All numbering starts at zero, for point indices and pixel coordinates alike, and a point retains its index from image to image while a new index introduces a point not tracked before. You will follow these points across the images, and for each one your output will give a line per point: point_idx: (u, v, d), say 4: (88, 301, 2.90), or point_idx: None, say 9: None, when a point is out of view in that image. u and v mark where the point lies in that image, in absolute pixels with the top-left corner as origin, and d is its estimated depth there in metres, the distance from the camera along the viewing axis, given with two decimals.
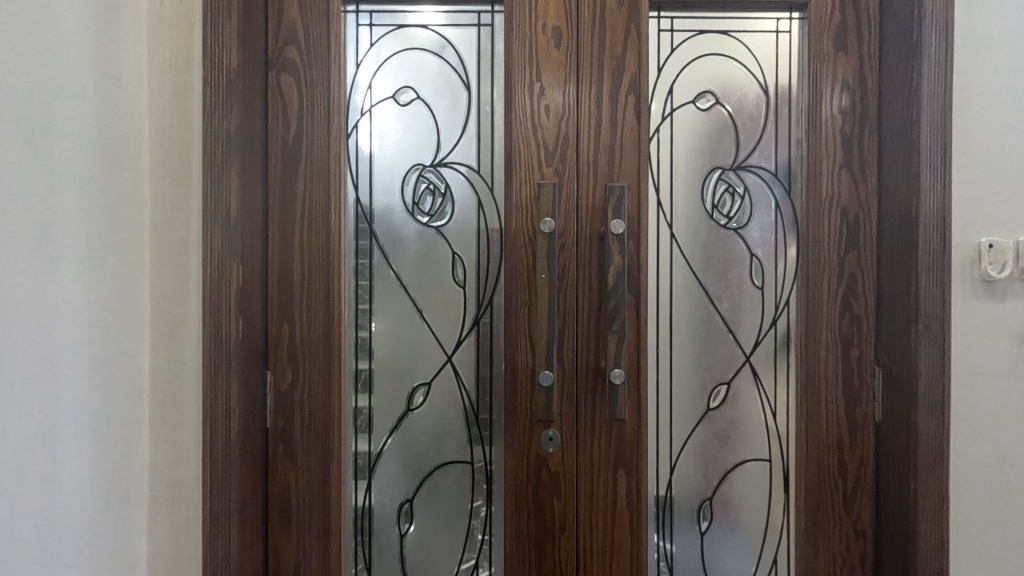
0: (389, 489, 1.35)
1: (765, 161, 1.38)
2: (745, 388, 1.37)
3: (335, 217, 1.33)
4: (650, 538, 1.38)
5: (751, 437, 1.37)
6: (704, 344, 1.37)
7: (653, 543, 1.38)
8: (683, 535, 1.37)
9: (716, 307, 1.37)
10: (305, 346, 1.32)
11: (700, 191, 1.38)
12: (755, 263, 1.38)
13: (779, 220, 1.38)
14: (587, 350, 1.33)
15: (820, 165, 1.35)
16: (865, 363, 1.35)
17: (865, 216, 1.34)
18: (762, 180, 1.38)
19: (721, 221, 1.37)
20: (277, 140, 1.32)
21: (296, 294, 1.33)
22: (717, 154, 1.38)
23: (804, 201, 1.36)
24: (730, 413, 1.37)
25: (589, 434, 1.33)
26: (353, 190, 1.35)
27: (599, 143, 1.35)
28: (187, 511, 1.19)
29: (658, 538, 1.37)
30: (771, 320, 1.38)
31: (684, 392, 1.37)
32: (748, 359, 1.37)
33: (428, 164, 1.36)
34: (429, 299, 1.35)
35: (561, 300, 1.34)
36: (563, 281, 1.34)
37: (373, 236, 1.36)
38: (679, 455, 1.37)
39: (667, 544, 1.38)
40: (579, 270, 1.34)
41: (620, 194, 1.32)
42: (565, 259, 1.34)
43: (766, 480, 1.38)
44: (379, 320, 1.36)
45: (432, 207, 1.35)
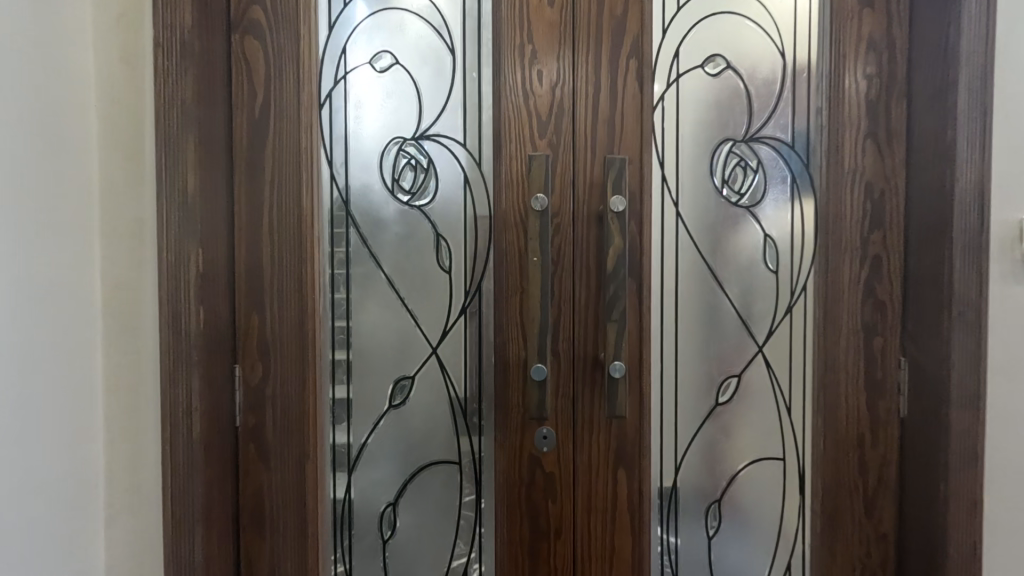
0: (370, 492, 1.25)
1: (781, 131, 1.25)
2: (757, 381, 1.26)
3: (308, 196, 1.20)
4: (654, 530, 1.26)
5: (763, 434, 1.27)
6: (713, 333, 1.26)
7: (657, 535, 1.26)
8: (688, 529, 1.27)
9: (725, 293, 1.26)
10: (276, 338, 1.21)
11: (709, 165, 1.25)
12: (769, 245, 1.26)
13: (796, 197, 1.25)
14: (585, 341, 1.22)
15: (842, 135, 1.22)
16: (889, 352, 1.23)
17: (892, 191, 1.22)
18: (777, 152, 1.25)
19: (732, 198, 1.25)
20: (241, 112, 1.20)
21: (266, 281, 1.21)
22: (728, 124, 1.25)
23: (823, 175, 1.23)
24: (740, 409, 1.26)
25: (586, 432, 1.23)
26: (327, 166, 1.23)
27: (598, 113, 1.22)
28: (147, 517, 1.09)
29: (662, 531, 1.26)
30: (787, 307, 1.26)
31: (691, 386, 1.26)
32: (761, 349, 1.26)
33: (409, 137, 1.23)
34: (413, 285, 1.24)
35: (556, 286, 1.22)
36: (558, 265, 1.22)
37: (350, 217, 1.24)
38: (685, 454, 1.26)
39: (672, 537, 1.26)
40: (576, 253, 1.22)
41: (619, 168, 1.21)
42: (560, 241, 1.22)
43: (779, 481, 1.27)
44: (358, 309, 1.25)
45: (415, 185, 1.23)
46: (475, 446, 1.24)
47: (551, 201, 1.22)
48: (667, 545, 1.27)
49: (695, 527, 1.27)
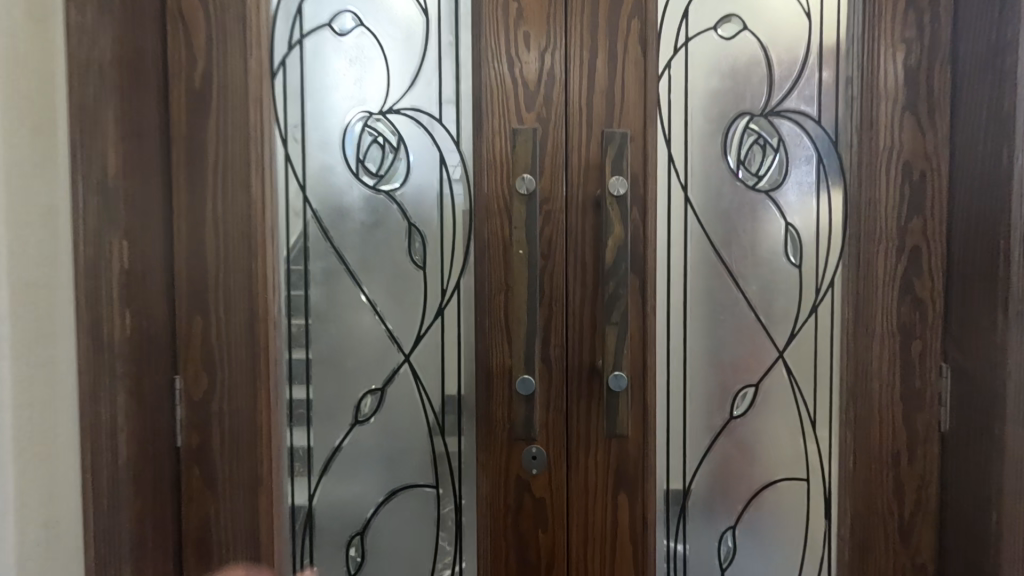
0: (335, 520, 1.09)
1: (805, 104, 1.08)
2: (777, 391, 1.10)
3: (257, 180, 1.04)
4: (660, 544, 1.11)
5: (783, 452, 1.11)
6: (726, 337, 1.10)
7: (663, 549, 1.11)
8: (699, 541, 1.11)
9: (740, 290, 1.10)
10: (223, 345, 1.05)
11: (723, 143, 1.09)
12: (791, 235, 1.09)
13: (822, 180, 1.09)
14: (580, 347, 1.06)
15: (876, 108, 1.06)
16: (930, 358, 1.07)
17: (934, 172, 1.05)
18: (800, 128, 1.09)
19: (749, 182, 1.09)
20: (178, 83, 1.03)
21: (210, 280, 1.05)
22: (744, 96, 1.08)
23: (854, 154, 1.07)
24: (757, 422, 1.11)
25: (582, 451, 1.07)
26: (281, 146, 1.06)
27: (595, 82, 1.05)
28: (64, 558, 0.93)
29: (668, 541, 1.11)
30: (811, 306, 1.09)
31: (701, 397, 1.10)
32: (782, 355, 1.10)
33: (375, 112, 1.07)
34: (381, 283, 1.08)
35: (546, 284, 1.06)
36: (548, 260, 1.06)
37: (309, 205, 1.07)
38: (694, 474, 1.11)
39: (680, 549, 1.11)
40: (569, 246, 1.05)
41: (620, 144, 1.04)
42: (551, 231, 1.05)
43: (802, 505, 1.12)
44: (319, 310, 1.09)
45: (382, 167, 1.07)
46: (454, 467, 1.08)
47: (541, 184, 1.05)
48: (675, 558, 1.11)
49: (708, 537, 1.12)
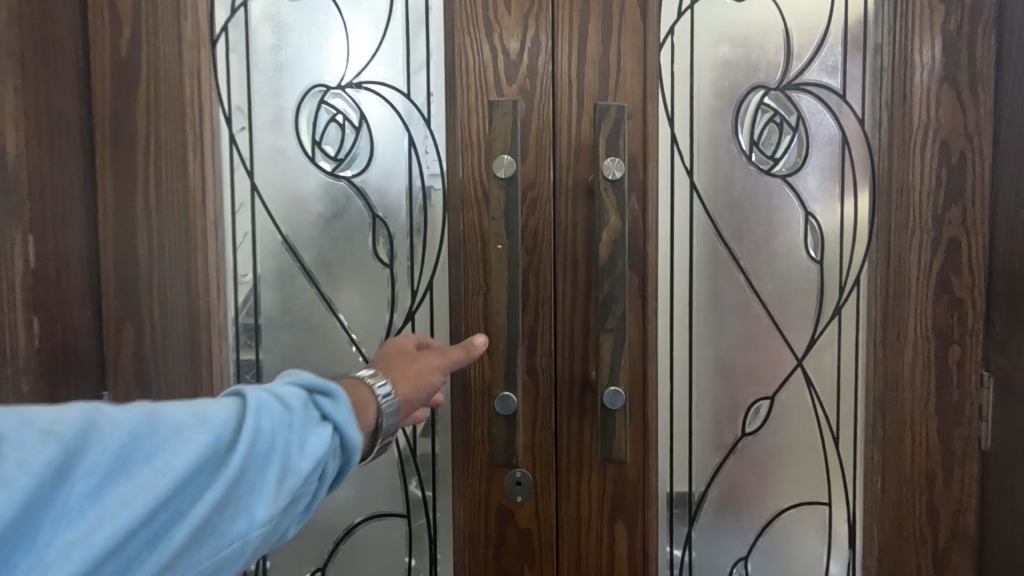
0: (292, 554, 0.96)
1: (828, 75, 0.94)
2: (794, 403, 0.97)
3: (194, 165, 0.90)
4: None
5: (801, 472, 0.98)
6: (736, 343, 0.97)
7: None
8: (706, 549, 0.99)
9: (753, 289, 0.97)
10: (159, 356, 0.91)
11: (734, 121, 0.95)
12: (811, 226, 0.96)
13: (847, 163, 0.95)
14: (570, 355, 0.92)
15: (910, 79, 0.92)
16: (969, 366, 0.94)
17: (976, 152, 0.92)
18: (822, 104, 0.95)
19: (763, 166, 0.95)
20: (99, 51, 0.89)
21: (142, 280, 0.91)
22: (758, 67, 0.95)
23: (883, 133, 0.93)
24: (771, 440, 0.98)
25: (573, 475, 0.93)
26: (224, 125, 0.92)
27: (586, 50, 0.91)
28: None
29: (672, 548, 0.98)
30: (835, 308, 0.96)
31: (708, 412, 0.97)
32: (800, 363, 0.97)
33: (333, 85, 0.92)
34: (342, 283, 0.94)
35: (530, 283, 0.92)
36: (533, 256, 0.92)
37: (257, 193, 0.93)
38: (701, 497, 0.98)
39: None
40: (556, 239, 0.92)
41: (616, 120, 0.89)
42: (537, 222, 0.92)
43: (822, 531, 0.99)
44: (271, 315, 0.95)
45: (342, 150, 0.93)
46: (428, 495, 0.94)
47: (525, 168, 0.91)
48: (680, 567, 0.99)
49: (718, 544, 0.99)
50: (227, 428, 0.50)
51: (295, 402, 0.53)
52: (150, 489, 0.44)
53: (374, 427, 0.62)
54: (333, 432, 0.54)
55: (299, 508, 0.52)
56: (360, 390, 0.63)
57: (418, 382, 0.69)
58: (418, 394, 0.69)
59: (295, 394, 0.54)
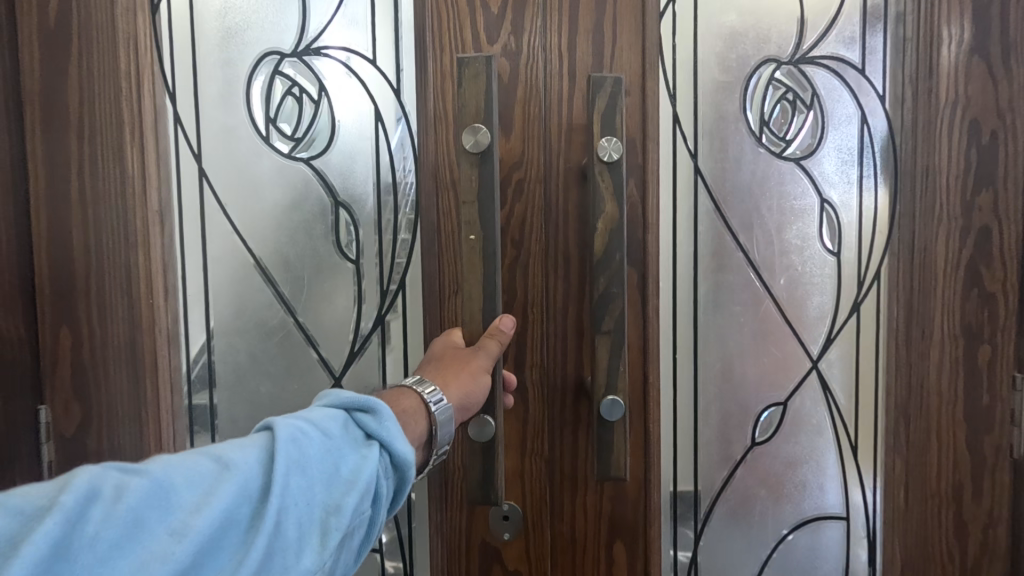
0: None
1: (845, 47, 0.85)
2: (809, 409, 0.89)
3: (132, 148, 0.81)
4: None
5: (814, 484, 0.90)
6: (745, 345, 0.88)
7: None
8: (714, 554, 0.91)
9: (764, 284, 0.88)
10: (102, 364, 0.82)
11: (744, 99, 0.86)
12: (826, 214, 0.87)
13: (866, 144, 0.86)
14: (562, 360, 0.83)
15: (935, 49, 0.83)
16: (1000, 367, 0.85)
17: (1009, 133, 0.82)
18: (839, 79, 0.86)
19: (776, 148, 0.87)
20: (28, 20, 0.79)
21: (79, 278, 0.81)
22: (769, 38, 0.86)
23: (907, 111, 0.84)
24: (785, 449, 0.89)
25: (567, 492, 0.85)
26: (169, 103, 0.84)
27: (578, 19, 0.81)
28: None
29: (675, 550, 0.90)
30: (854, 304, 0.87)
31: (713, 419, 0.89)
32: (816, 365, 0.88)
33: (288, 53, 0.84)
34: (303, 282, 0.86)
35: (514, 280, 0.83)
36: (519, 251, 0.83)
37: (206, 179, 0.85)
38: (708, 511, 0.90)
39: None
40: (544, 230, 0.82)
41: (613, 94, 0.78)
42: (522, 210, 0.82)
43: (838, 549, 0.91)
44: (223, 316, 0.87)
45: (299, 129, 0.85)
46: (408, 518, 0.86)
47: (509, 144, 0.82)
48: (686, 570, 0.91)
49: (727, 547, 0.91)
50: (264, 467, 0.48)
51: (335, 427, 0.52)
52: (184, 541, 0.43)
53: (428, 436, 0.61)
54: (382, 451, 0.53)
55: (356, 541, 0.50)
56: (410, 402, 0.61)
57: (468, 398, 0.68)
58: (473, 404, 0.68)
59: (337, 416, 0.53)
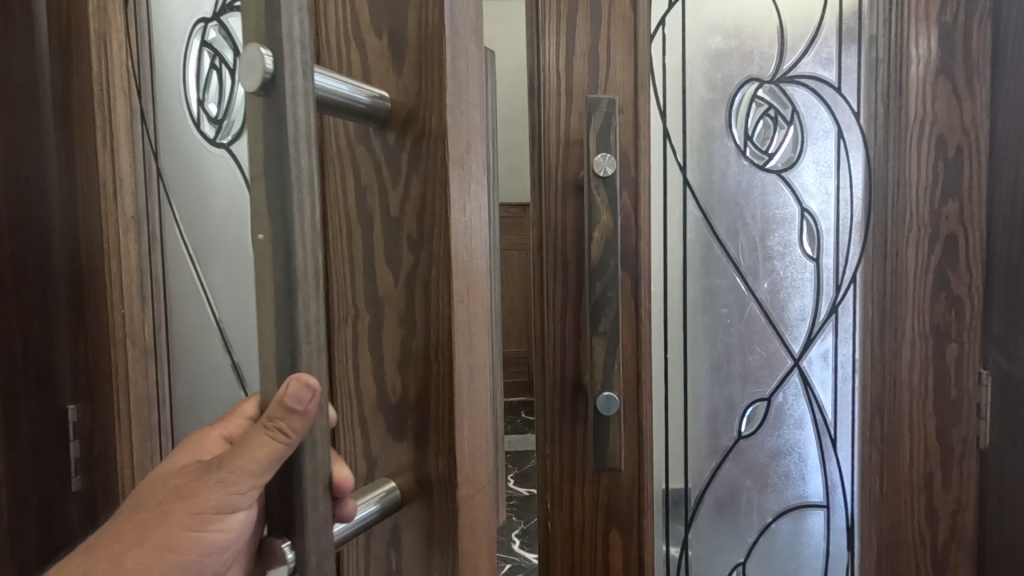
0: None
1: (823, 68, 0.92)
2: (792, 405, 0.95)
3: (104, 154, 0.82)
4: None
5: (796, 474, 0.96)
6: (731, 344, 0.95)
7: None
8: (703, 542, 0.97)
9: (750, 287, 0.94)
10: (100, 371, 0.84)
11: (728, 114, 0.93)
12: (806, 223, 0.94)
13: (842, 160, 0.93)
14: (559, 361, 0.89)
15: (903, 71, 0.87)
16: (966, 363, 0.88)
17: (973, 148, 0.86)
18: (816, 97, 0.93)
19: (759, 160, 0.94)
20: None
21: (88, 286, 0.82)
22: (751, 59, 0.93)
23: (879, 126, 0.90)
24: (770, 441, 0.96)
25: (565, 483, 0.90)
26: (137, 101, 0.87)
27: (575, 39, 0.86)
28: None
29: (667, 546, 0.97)
30: (830, 307, 0.94)
31: (702, 414, 0.95)
32: (797, 363, 0.95)
33: (211, 18, 0.86)
34: (228, 296, 0.87)
35: (405, 350, 0.36)
36: (401, 281, 0.36)
37: (163, 182, 0.88)
38: (698, 502, 0.96)
39: None
40: (466, 252, 0.35)
41: (607, 113, 0.85)
42: (417, 193, 0.35)
43: (820, 535, 0.97)
44: (180, 329, 0.89)
45: (222, 107, 0.86)
46: None
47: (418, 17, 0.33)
48: (677, 562, 0.97)
49: (712, 536, 0.97)
50: None
51: None
52: None
53: None
54: None
55: None
56: None
57: None
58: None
59: None
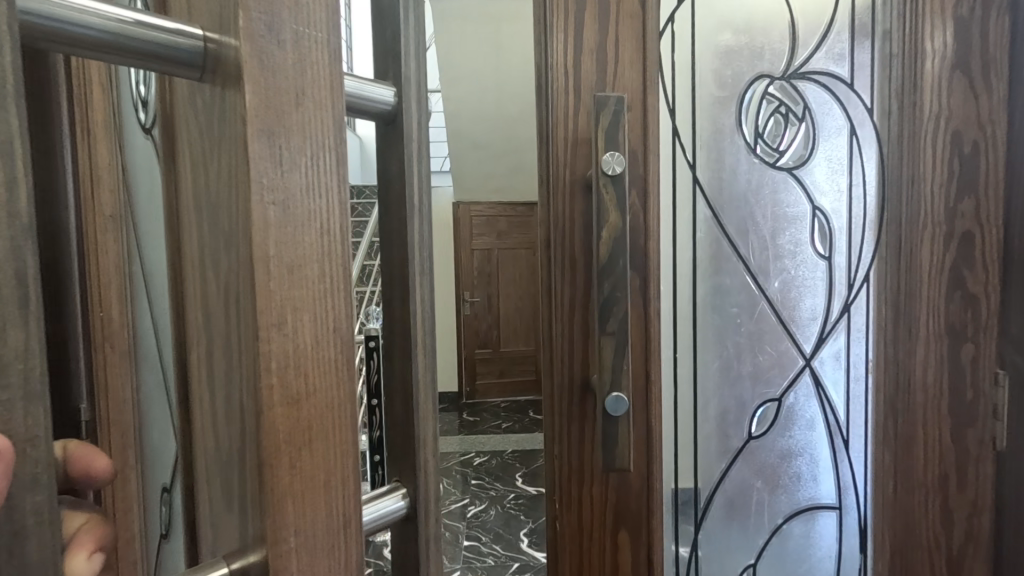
0: None
1: (835, 63, 0.91)
2: (803, 406, 0.94)
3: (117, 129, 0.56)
4: None
5: (807, 475, 0.95)
6: (740, 343, 0.94)
7: None
8: (712, 543, 0.96)
9: (761, 287, 0.93)
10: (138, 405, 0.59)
11: (738, 111, 0.92)
12: (817, 221, 0.93)
13: (855, 156, 0.92)
14: (567, 362, 0.88)
15: (917, 66, 0.86)
16: (983, 365, 0.87)
17: (990, 143, 0.85)
18: (829, 93, 0.92)
19: (770, 158, 0.93)
20: None
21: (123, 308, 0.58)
22: (762, 56, 0.92)
23: (893, 124, 0.88)
24: (781, 442, 0.95)
25: (574, 484, 0.89)
26: None
27: (583, 38, 0.86)
28: None
29: (677, 547, 0.96)
30: (844, 306, 0.93)
31: (711, 414, 0.94)
32: (808, 364, 0.94)
33: None
34: None
35: (228, 376, 0.29)
36: (222, 293, 0.28)
37: None
38: (707, 503, 0.95)
39: None
40: (282, 256, 0.26)
41: (615, 111, 0.84)
42: (229, 171, 0.27)
43: (831, 537, 0.96)
44: None
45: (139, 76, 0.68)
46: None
47: None
48: (687, 564, 0.96)
49: (722, 536, 0.96)
50: None
51: None
52: None
53: None
54: None
55: None
56: None
57: None
58: None
59: None
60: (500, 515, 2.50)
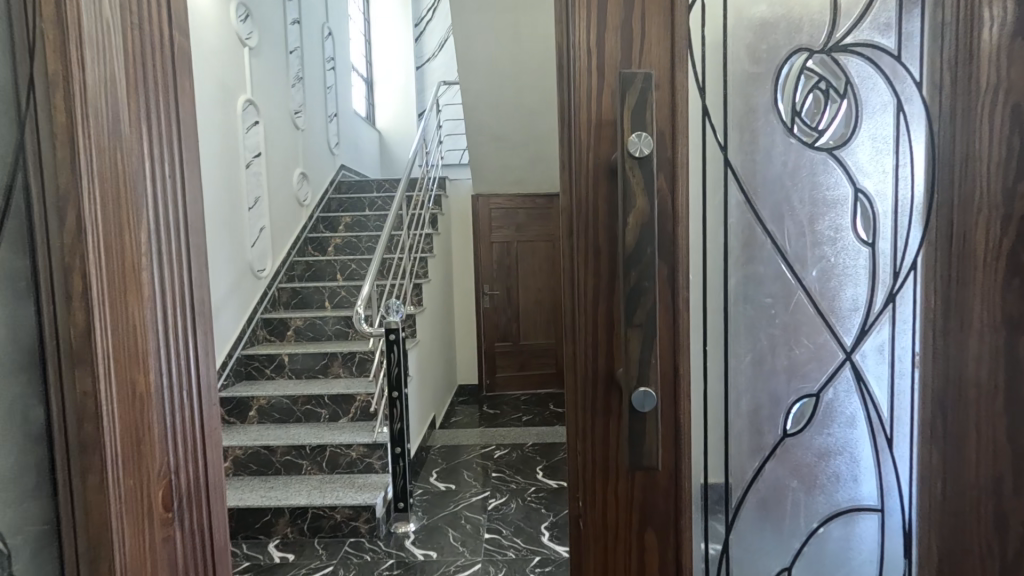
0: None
1: (881, 34, 0.85)
2: (843, 403, 0.89)
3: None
4: None
5: (847, 476, 0.91)
6: (774, 335, 0.89)
7: None
8: (744, 544, 0.92)
9: (799, 276, 0.88)
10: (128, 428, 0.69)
11: (775, 87, 0.87)
12: (860, 205, 0.88)
13: (902, 133, 0.86)
14: (592, 354, 0.84)
15: (973, 34, 0.75)
16: None
17: None
18: (873, 67, 0.86)
19: (809, 138, 0.87)
20: None
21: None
22: (800, 27, 0.86)
23: (945, 98, 0.79)
24: (819, 440, 0.90)
25: (598, 482, 0.86)
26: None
27: (606, 13, 0.81)
28: None
29: (707, 546, 0.91)
30: (889, 295, 0.87)
31: (743, 410, 0.89)
32: (849, 357, 0.89)
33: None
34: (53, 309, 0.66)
35: None
36: None
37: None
38: (739, 503, 0.91)
39: None
40: None
41: (643, 89, 0.79)
42: None
43: (872, 539, 0.91)
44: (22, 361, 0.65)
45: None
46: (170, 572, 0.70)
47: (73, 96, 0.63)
48: (717, 563, 0.92)
49: (755, 537, 0.92)
50: None
51: None
52: None
53: None
54: None
55: None
56: None
57: None
58: None
59: None
60: (521, 508, 2.49)
